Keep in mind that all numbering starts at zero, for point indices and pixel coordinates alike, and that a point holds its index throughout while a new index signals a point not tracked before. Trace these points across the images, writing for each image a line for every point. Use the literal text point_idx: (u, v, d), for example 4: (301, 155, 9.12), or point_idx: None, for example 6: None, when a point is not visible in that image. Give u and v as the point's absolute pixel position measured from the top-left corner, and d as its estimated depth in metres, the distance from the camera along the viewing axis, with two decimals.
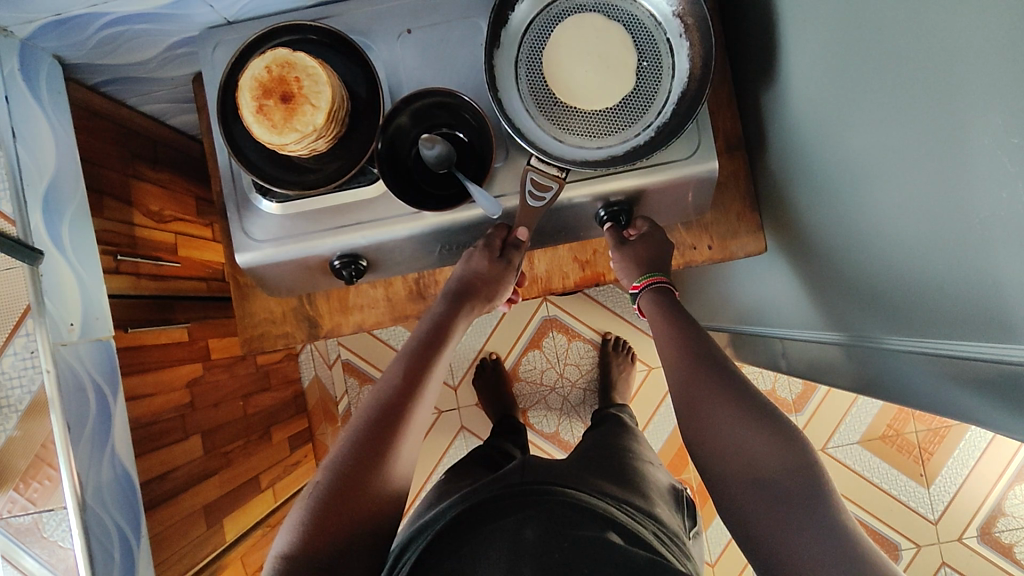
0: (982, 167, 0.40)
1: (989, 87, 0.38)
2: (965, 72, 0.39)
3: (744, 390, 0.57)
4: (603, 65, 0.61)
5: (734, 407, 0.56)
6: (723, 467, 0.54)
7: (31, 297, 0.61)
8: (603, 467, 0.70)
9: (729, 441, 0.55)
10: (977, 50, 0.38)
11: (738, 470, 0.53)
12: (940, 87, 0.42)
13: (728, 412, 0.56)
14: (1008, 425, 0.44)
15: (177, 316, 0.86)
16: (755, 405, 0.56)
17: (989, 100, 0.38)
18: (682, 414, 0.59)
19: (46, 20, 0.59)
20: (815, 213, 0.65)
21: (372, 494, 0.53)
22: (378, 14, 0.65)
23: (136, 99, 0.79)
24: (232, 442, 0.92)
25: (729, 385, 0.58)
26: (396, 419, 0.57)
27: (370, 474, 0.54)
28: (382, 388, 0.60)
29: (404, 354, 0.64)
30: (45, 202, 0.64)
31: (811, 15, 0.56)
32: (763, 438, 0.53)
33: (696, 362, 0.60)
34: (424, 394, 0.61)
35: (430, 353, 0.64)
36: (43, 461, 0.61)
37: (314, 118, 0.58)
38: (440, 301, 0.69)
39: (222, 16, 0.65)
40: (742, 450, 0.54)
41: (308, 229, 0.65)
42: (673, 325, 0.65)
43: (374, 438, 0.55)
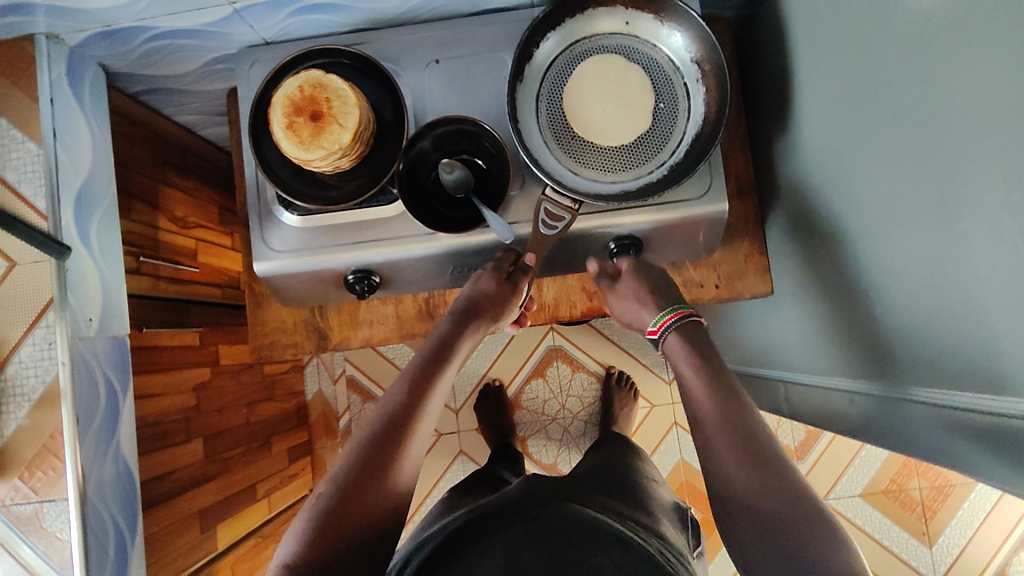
0: (985, 221, 0.41)
1: (994, 144, 0.39)
2: (974, 131, 0.41)
3: (762, 432, 0.57)
4: (619, 105, 0.64)
5: (747, 448, 0.56)
6: (731, 509, 0.54)
7: (54, 290, 0.63)
8: (606, 484, 0.70)
9: (740, 482, 0.54)
10: (983, 110, 0.39)
11: (745, 513, 0.53)
12: (948, 143, 0.43)
13: (741, 453, 0.56)
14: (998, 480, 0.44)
15: (190, 320, 0.88)
16: (768, 449, 0.56)
17: (993, 158, 0.39)
18: (698, 450, 0.59)
19: (95, 30, 0.63)
20: (823, 260, 0.66)
21: (372, 510, 0.54)
22: (408, 44, 0.69)
23: (171, 108, 0.82)
24: (233, 449, 0.93)
25: (746, 426, 0.57)
26: (401, 434, 0.58)
27: (370, 487, 0.54)
28: (389, 402, 0.61)
29: (411, 369, 0.65)
30: (78, 200, 0.66)
31: (827, 67, 0.59)
32: (774, 483, 0.54)
33: (716, 396, 0.60)
34: (429, 411, 0.62)
35: (436, 370, 0.65)
36: (50, 451, 0.62)
37: (340, 137, 0.60)
38: (448, 316, 0.69)
39: (261, 36, 0.69)
40: (751, 493, 0.54)
41: (325, 242, 0.67)
42: (694, 356, 0.63)
43: (377, 452, 0.56)
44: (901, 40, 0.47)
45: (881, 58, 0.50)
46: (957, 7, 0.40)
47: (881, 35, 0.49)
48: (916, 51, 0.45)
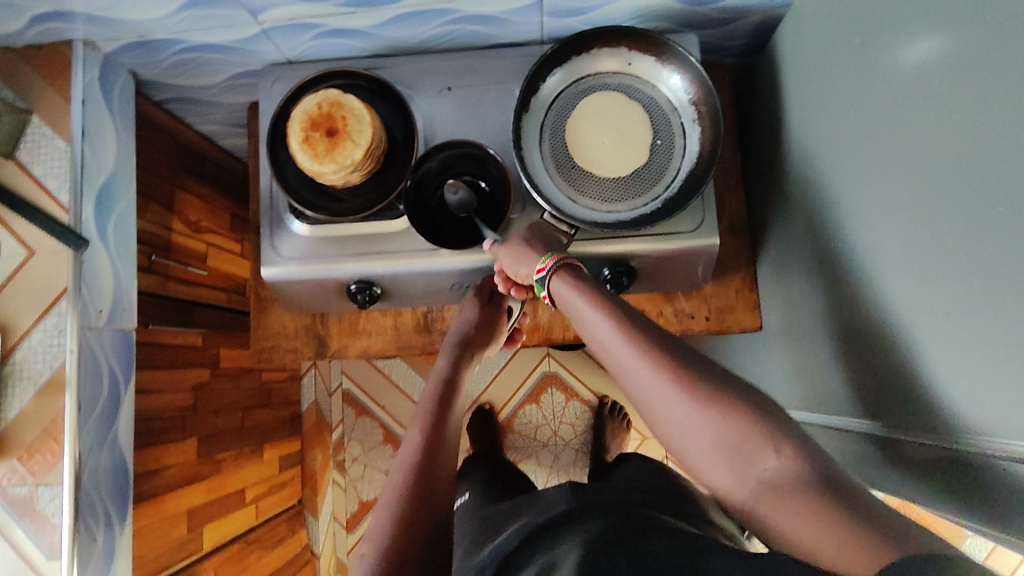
0: (976, 266, 0.43)
1: (984, 194, 0.41)
2: (971, 177, 0.43)
3: (700, 375, 0.46)
4: (618, 140, 0.67)
5: (706, 391, 0.45)
6: (719, 468, 0.44)
7: (70, 280, 0.65)
8: (652, 487, 0.73)
9: (711, 436, 0.44)
10: (981, 155, 0.41)
11: (737, 467, 0.43)
12: (938, 189, 0.46)
13: (703, 400, 0.45)
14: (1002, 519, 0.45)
15: (195, 321, 0.91)
16: (723, 387, 0.46)
17: (984, 207, 0.42)
18: (648, 413, 0.48)
19: (130, 40, 0.67)
20: (817, 298, 0.68)
21: (438, 517, 0.54)
22: (423, 71, 0.73)
23: (194, 117, 0.86)
24: (226, 452, 0.95)
25: (687, 371, 0.47)
26: (439, 451, 0.60)
27: (434, 499, 0.55)
28: (413, 439, 0.61)
29: (422, 404, 0.66)
30: (99, 197, 0.69)
31: (828, 114, 0.62)
32: (749, 429, 0.44)
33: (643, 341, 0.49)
34: (453, 429, 0.65)
35: (451, 393, 0.68)
36: (51, 436, 0.63)
37: (353, 153, 0.63)
38: (445, 353, 0.72)
39: (285, 55, 0.73)
40: (733, 443, 0.44)
41: (332, 252, 0.70)
42: (609, 306, 0.52)
43: (430, 466, 0.58)
44: (900, 92, 0.50)
45: (886, 105, 0.52)
46: (953, 59, 0.44)
47: (882, 85, 0.53)
48: (920, 99, 0.48)
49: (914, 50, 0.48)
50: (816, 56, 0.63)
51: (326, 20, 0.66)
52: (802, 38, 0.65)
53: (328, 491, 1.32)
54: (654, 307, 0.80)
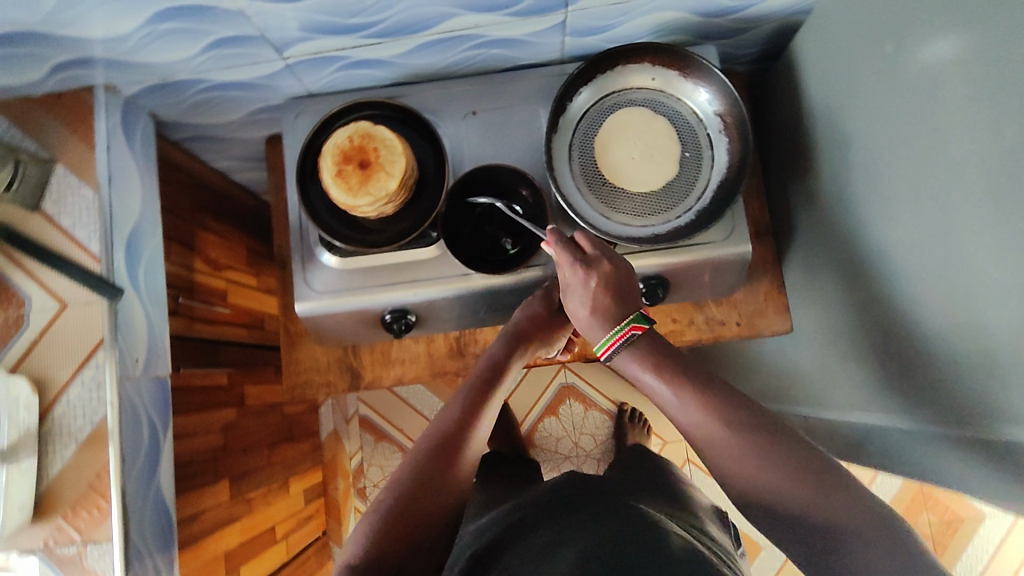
0: (1014, 262, 0.45)
1: (1023, 194, 0.43)
2: (1007, 177, 0.44)
3: (778, 437, 0.49)
4: (648, 155, 0.68)
5: (781, 452, 0.48)
6: (788, 524, 0.47)
7: (105, 331, 0.64)
8: (648, 487, 0.73)
9: (783, 494, 0.47)
10: (1018, 156, 0.43)
11: (806, 527, 0.46)
12: (976, 189, 0.47)
13: (778, 461, 0.48)
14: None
15: (220, 359, 0.90)
16: (800, 450, 0.48)
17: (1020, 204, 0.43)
18: (722, 467, 0.51)
19: (152, 82, 0.67)
20: (847, 298, 0.69)
21: (427, 520, 0.54)
22: (447, 97, 0.73)
23: (210, 154, 0.85)
24: (256, 489, 0.94)
25: (765, 435, 0.49)
26: (454, 455, 0.58)
27: (426, 500, 0.55)
28: (440, 427, 0.61)
29: (462, 393, 0.64)
30: (128, 244, 0.68)
31: (852, 119, 0.63)
32: (816, 480, 0.46)
33: (715, 403, 0.52)
34: (478, 435, 0.62)
35: (487, 395, 0.64)
36: (96, 491, 0.62)
37: (387, 184, 0.63)
38: (498, 341, 0.70)
39: (307, 88, 0.73)
40: (804, 505, 0.46)
41: (366, 283, 0.70)
42: (677, 366, 0.55)
43: (433, 468, 0.57)
44: (925, 93, 0.51)
45: (910, 110, 0.54)
46: (984, 63, 0.45)
47: (908, 90, 0.54)
48: (946, 102, 0.49)
49: (937, 54, 0.50)
50: (837, 62, 0.64)
51: (350, 52, 0.66)
52: (822, 46, 0.66)
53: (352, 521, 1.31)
54: (686, 315, 0.81)
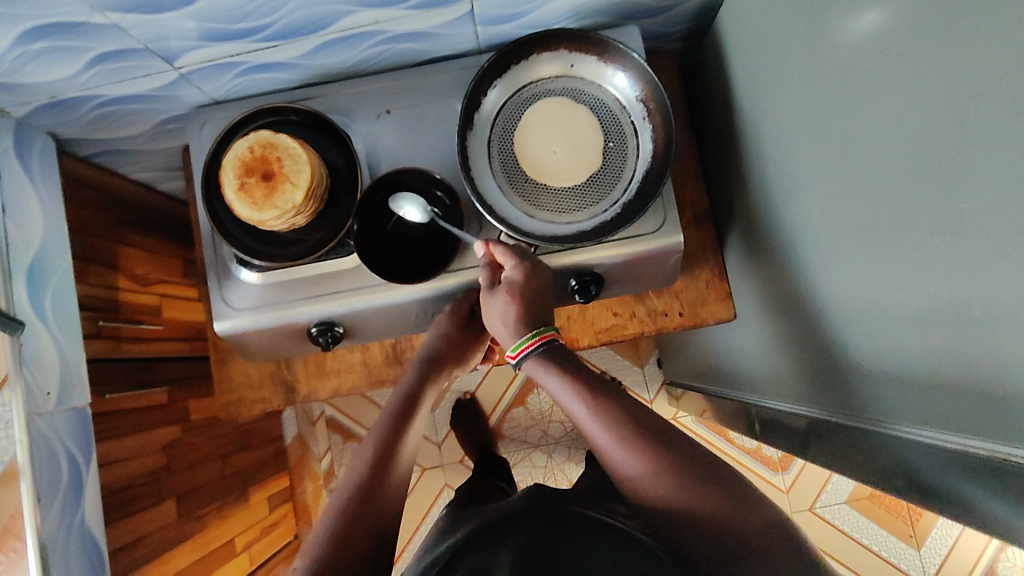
0: (926, 254, 0.42)
1: (933, 181, 0.40)
2: (919, 165, 0.41)
3: (660, 437, 0.47)
4: (570, 147, 0.65)
5: (657, 454, 0.46)
6: (670, 530, 0.46)
7: (9, 367, 0.61)
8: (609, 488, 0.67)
9: (661, 500, 0.45)
10: (924, 144, 0.40)
11: (681, 532, 0.45)
12: (890, 177, 0.45)
13: (652, 463, 0.46)
14: (940, 494, 0.46)
15: (157, 378, 0.87)
16: (682, 453, 0.46)
17: (932, 196, 0.40)
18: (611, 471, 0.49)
19: (41, 101, 0.63)
20: (783, 283, 0.67)
21: (360, 561, 0.51)
22: (359, 97, 0.69)
23: (126, 167, 0.82)
24: (208, 506, 0.92)
25: (644, 437, 0.47)
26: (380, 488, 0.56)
27: (357, 546, 0.52)
28: (361, 463, 0.59)
29: (379, 423, 0.64)
30: (31, 273, 0.65)
31: (776, 99, 0.60)
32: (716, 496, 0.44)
33: (597, 398, 0.51)
34: (402, 467, 0.60)
35: (404, 423, 0.63)
36: (8, 533, 0.59)
37: (293, 196, 0.60)
38: (412, 370, 0.69)
39: (211, 96, 0.69)
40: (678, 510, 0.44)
41: (286, 298, 0.67)
42: (571, 369, 0.53)
43: (361, 507, 0.54)
44: (843, 75, 0.49)
45: (829, 90, 0.51)
46: (891, 41, 0.42)
47: (824, 71, 0.51)
48: (860, 82, 0.47)
49: (851, 32, 0.47)
50: (759, 40, 0.61)
51: (248, 56, 0.63)
52: (745, 22, 0.63)
53: None
54: (627, 308, 0.79)
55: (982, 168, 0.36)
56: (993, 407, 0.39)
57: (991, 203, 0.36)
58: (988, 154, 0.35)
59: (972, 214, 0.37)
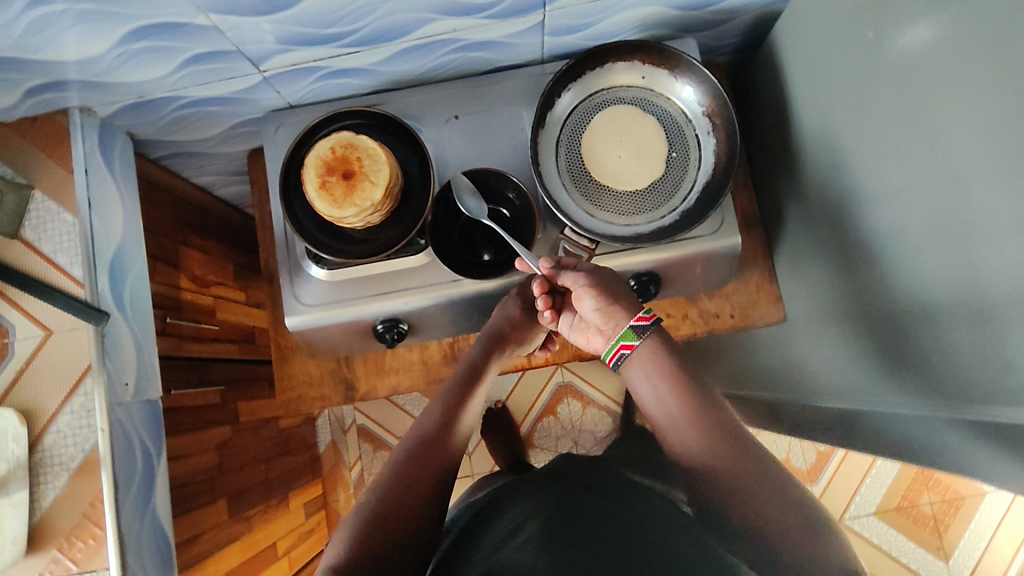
0: (999, 243, 0.45)
1: (1009, 170, 0.42)
2: (995, 159, 0.44)
3: (730, 424, 0.55)
4: (634, 154, 0.68)
5: (724, 443, 0.53)
6: (703, 489, 0.52)
7: (93, 357, 0.63)
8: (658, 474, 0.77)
9: (706, 468, 0.52)
10: (998, 139, 0.43)
11: (713, 487, 0.51)
12: (961, 172, 0.47)
13: (717, 447, 0.53)
14: (1010, 474, 0.47)
15: (213, 377, 0.89)
16: (747, 443, 0.53)
17: (1011, 191, 0.43)
18: (668, 436, 0.57)
19: (128, 102, 0.66)
20: (836, 284, 0.69)
21: (410, 523, 0.54)
22: (428, 102, 0.72)
23: (192, 170, 0.84)
24: (255, 507, 0.93)
25: (716, 420, 0.55)
26: (439, 457, 0.59)
27: (407, 505, 0.55)
28: (420, 429, 0.61)
29: (443, 392, 0.65)
30: (112, 268, 0.67)
31: (834, 106, 0.63)
32: (764, 481, 0.49)
33: (673, 382, 0.58)
34: (459, 437, 0.63)
35: (465, 397, 0.65)
36: (90, 520, 0.61)
37: (372, 194, 0.62)
38: (476, 343, 0.70)
39: (287, 100, 0.72)
40: (725, 470, 0.51)
41: (355, 294, 0.69)
42: (661, 361, 0.59)
43: (417, 472, 0.57)
44: (904, 79, 0.52)
45: (891, 94, 0.54)
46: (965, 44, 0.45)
47: (887, 77, 0.54)
48: (925, 84, 0.49)
49: (917, 36, 0.49)
50: (816, 49, 0.64)
51: (329, 62, 0.66)
52: (802, 33, 0.66)
53: None
54: (679, 310, 0.80)
55: None
56: None
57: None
58: None
59: None
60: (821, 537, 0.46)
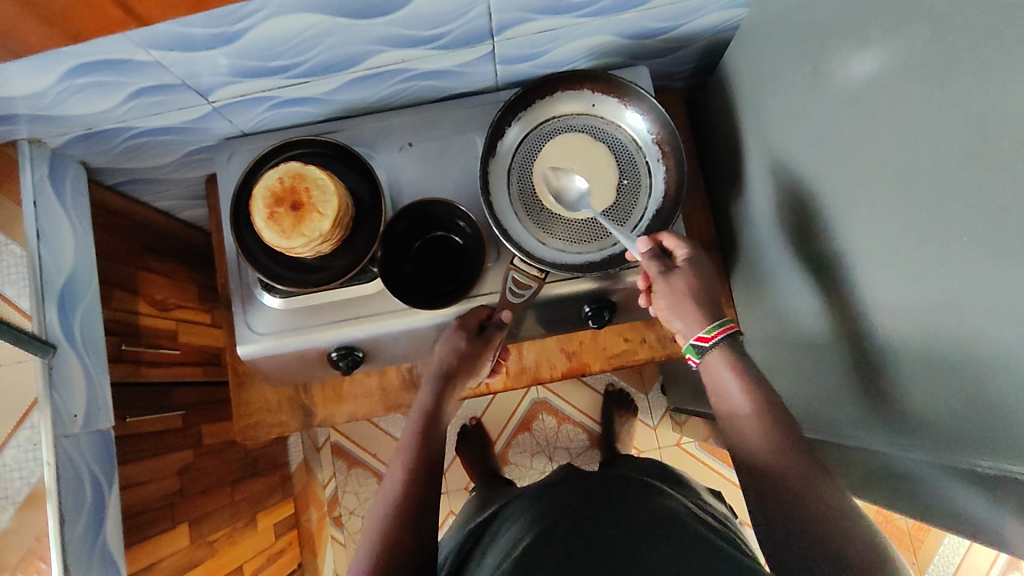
0: (936, 278, 0.45)
1: (943, 207, 0.43)
2: (928, 197, 0.44)
3: (796, 432, 0.53)
4: (586, 182, 0.68)
5: (796, 452, 0.51)
6: (755, 498, 0.51)
7: (39, 390, 0.62)
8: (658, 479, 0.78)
9: (774, 469, 0.51)
10: (931, 176, 0.43)
11: (766, 492, 0.50)
12: (899, 205, 0.47)
13: (788, 454, 0.51)
14: (957, 503, 0.48)
15: (173, 402, 0.88)
16: (812, 455, 0.51)
17: (943, 226, 0.43)
18: (731, 438, 0.56)
19: (77, 133, 0.66)
20: (790, 308, 0.70)
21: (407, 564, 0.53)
22: (382, 130, 0.73)
23: (150, 195, 0.84)
24: (218, 531, 0.92)
25: (779, 427, 0.53)
26: (419, 500, 0.58)
27: (400, 552, 0.54)
28: (396, 476, 0.60)
29: (405, 437, 0.65)
30: (61, 299, 0.67)
31: (783, 133, 0.64)
32: (822, 491, 0.48)
33: (755, 386, 0.56)
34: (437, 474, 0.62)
35: (429, 438, 0.64)
36: (36, 555, 0.60)
37: (320, 225, 0.62)
38: (426, 385, 0.70)
39: (240, 128, 0.72)
40: (783, 478, 0.50)
41: (309, 322, 0.69)
42: (747, 366, 0.58)
43: (406, 519, 0.56)
44: (850, 112, 0.52)
45: (835, 125, 0.54)
46: (898, 81, 0.45)
47: (832, 107, 0.55)
48: (866, 118, 0.50)
49: (857, 70, 0.50)
50: (765, 77, 0.65)
51: (278, 93, 0.66)
52: (752, 61, 0.67)
53: (328, 550, 1.29)
54: (637, 334, 0.81)
55: (988, 199, 0.39)
56: (1003, 422, 0.41)
57: (1000, 229, 0.38)
58: (995, 187, 0.38)
59: (978, 245, 0.40)
60: (866, 556, 0.44)
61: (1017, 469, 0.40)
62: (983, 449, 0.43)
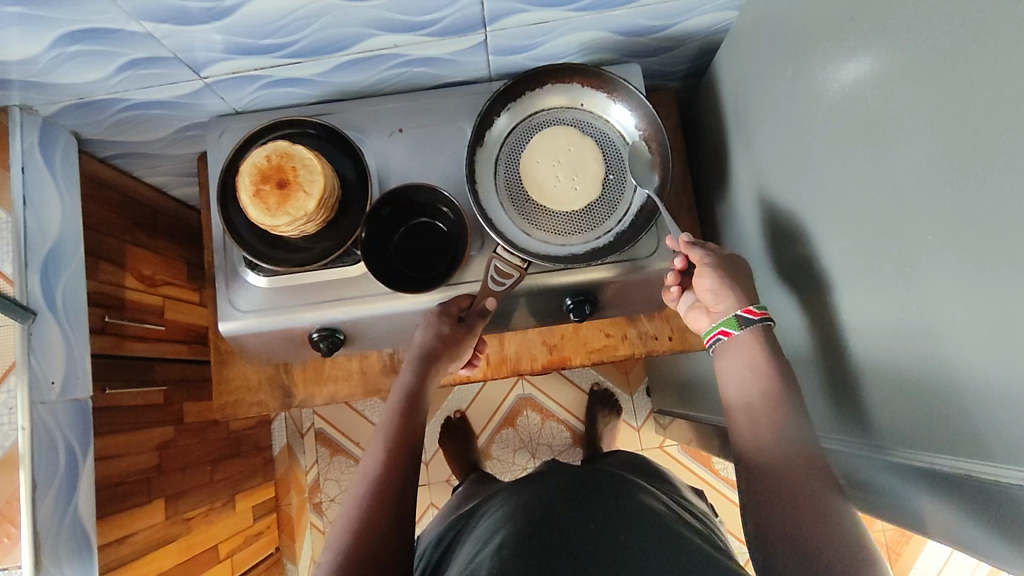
0: (906, 281, 0.45)
1: (917, 211, 0.43)
2: (902, 199, 0.44)
3: (805, 430, 0.54)
4: (571, 175, 0.68)
5: (797, 449, 0.52)
6: (752, 489, 0.52)
7: (18, 354, 0.63)
8: (642, 471, 0.79)
9: (774, 463, 0.52)
10: (905, 180, 0.44)
11: (759, 483, 0.52)
12: (874, 208, 0.48)
13: (789, 449, 0.52)
14: (920, 504, 0.48)
15: (156, 378, 0.88)
16: (814, 452, 0.52)
17: (914, 229, 0.44)
18: (734, 427, 0.57)
19: (70, 102, 0.66)
20: (772, 310, 0.70)
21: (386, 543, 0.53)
22: (374, 115, 0.73)
23: (142, 171, 0.85)
24: (196, 509, 0.92)
25: (792, 426, 0.54)
26: (399, 484, 0.58)
27: (377, 533, 0.54)
28: (376, 459, 0.60)
29: (387, 421, 0.64)
30: (44, 266, 0.67)
31: (768, 136, 0.64)
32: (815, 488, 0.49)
33: (767, 379, 0.57)
34: (417, 459, 0.61)
35: (411, 422, 0.64)
36: (5, 518, 0.61)
37: (305, 204, 0.63)
38: (408, 367, 0.69)
39: (232, 106, 0.73)
40: (778, 470, 0.51)
41: (291, 302, 0.69)
42: (763, 359, 0.58)
43: (384, 503, 0.56)
44: (830, 114, 0.52)
45: (817, 126, 0.55)
46: (876, 85, 0.46)
47: (814, 110, 0.55)
48: (845, 121, 0.50)
49: (838, 74, 0.51)
50: (754, 77, 0.65)
51: (270, 72, 0.66)
52: (742, 63, 0.67)
53: (307, 536, 1.30)
54: (619, 331, 0.81)
55: (963, 200, 0.39)
56: (972, 422, 0.41)
57: (973, 233, 0.38)
58: (968, 193, 0.38)
59: (950, 246, 0.40)
60: (848, 553, 0.45)
61: (990, 469, 0.40)
62: (953, 451, 0.43)
